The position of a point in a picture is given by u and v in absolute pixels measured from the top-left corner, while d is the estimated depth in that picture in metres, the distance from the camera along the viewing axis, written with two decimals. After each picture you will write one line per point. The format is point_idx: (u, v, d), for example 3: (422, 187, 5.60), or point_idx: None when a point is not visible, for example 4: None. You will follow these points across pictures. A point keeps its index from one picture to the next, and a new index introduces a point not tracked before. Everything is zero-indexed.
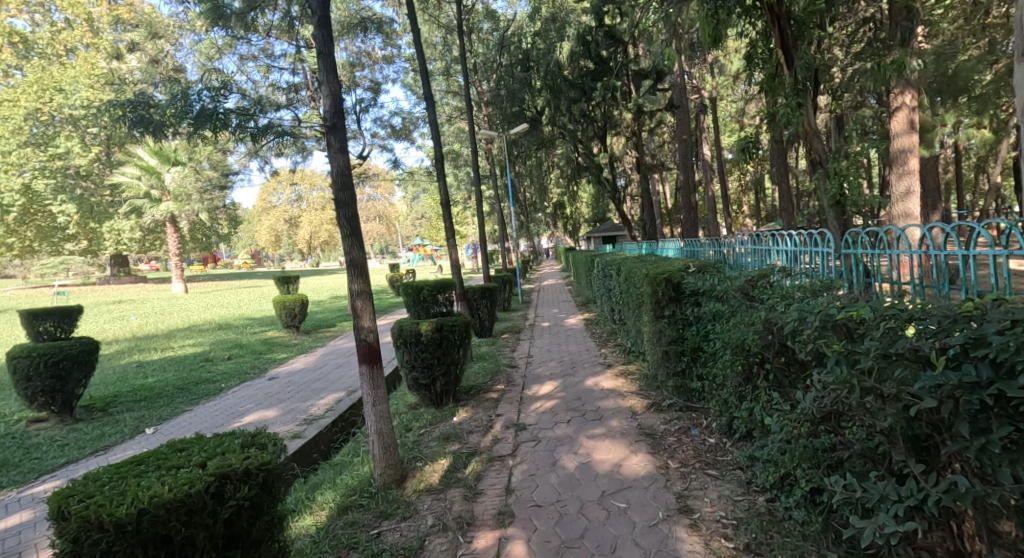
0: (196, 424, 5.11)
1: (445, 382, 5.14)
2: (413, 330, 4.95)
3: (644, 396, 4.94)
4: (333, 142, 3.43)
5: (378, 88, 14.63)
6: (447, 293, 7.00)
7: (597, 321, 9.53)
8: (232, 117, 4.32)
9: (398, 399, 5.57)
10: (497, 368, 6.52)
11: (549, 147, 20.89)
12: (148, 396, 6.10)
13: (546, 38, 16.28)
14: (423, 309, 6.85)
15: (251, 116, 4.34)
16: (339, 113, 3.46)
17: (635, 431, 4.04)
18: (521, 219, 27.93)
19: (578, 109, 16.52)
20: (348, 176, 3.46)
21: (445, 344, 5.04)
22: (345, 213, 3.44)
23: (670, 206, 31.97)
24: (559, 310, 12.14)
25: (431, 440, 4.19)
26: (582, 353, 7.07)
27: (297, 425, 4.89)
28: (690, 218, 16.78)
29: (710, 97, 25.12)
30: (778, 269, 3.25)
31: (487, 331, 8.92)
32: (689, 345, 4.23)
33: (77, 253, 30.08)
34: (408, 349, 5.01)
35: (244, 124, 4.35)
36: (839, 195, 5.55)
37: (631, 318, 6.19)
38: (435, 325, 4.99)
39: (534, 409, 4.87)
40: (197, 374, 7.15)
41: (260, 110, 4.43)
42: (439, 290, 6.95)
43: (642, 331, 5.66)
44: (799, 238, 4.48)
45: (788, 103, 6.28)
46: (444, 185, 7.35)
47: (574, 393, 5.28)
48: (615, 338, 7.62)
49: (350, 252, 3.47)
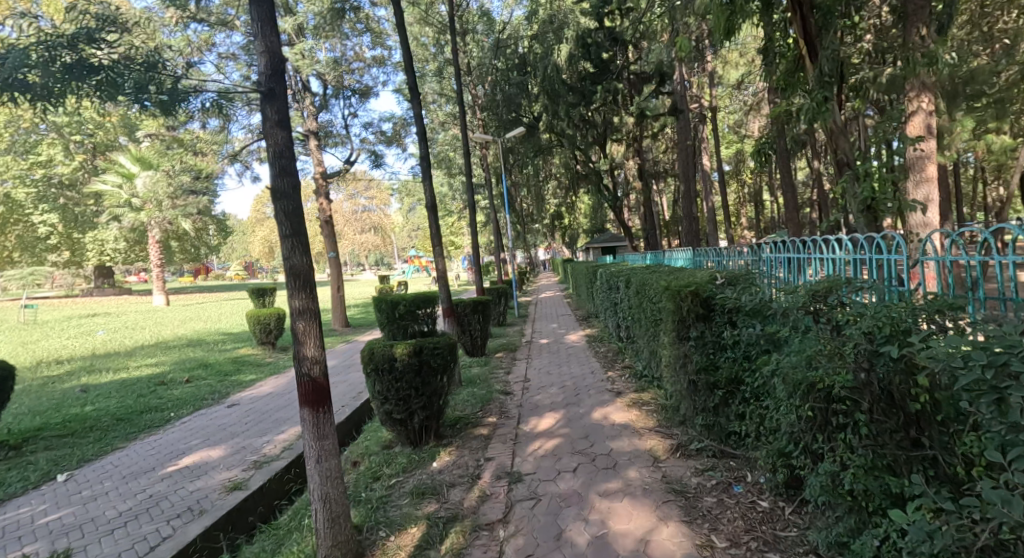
0: (123, 469, 4.14)
1: (425, 416, 4.28)
2: (386, 354, 4.13)
3: (666, 435, 4.09)
4: (269, 113, 2.59)
5: (366, 90, 14.01)
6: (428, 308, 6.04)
7: (601, 338, 8.64)
8: (128, 75, 2.77)
9: (370, 435, 4.67)
10: (489, 395, 5.64)
11: (545, 156, 20.31)
12: (77, 430, 5.14)
13: (542, 41, 15.20)
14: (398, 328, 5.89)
15: (158, 67, 2.82)
16: (278, 76, 2.60)
17: (661, 487, 3.18)
18: (517, 229, 27.31)
19: (577, 113, 15.90)
20: (288, 158, 2.63)
21: (425, 371, 4.23)
22: (285, 206, 2.59)
23: (668, 217, 31.52)
24: (559, 324, 11.33)
25: (402, 497, 3.32)
26: (587, 376, 6.20)
27: (242, 471, 3.98)
28: (691, 229, 16.21)
29: (710, 107, 24.80)
30: (845, 283, 2.42)
31: (479, 350, 8.05)
32: (724, 376, 3.45)
33: (59, 265, 29.44)
34: (379, 377, 4.17)
35: (140, 86, 2.79)
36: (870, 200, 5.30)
37: (644, 338, 5.40)
38: (413, 348, 4.19)
39: (532, 451, 4.00)
40: (146, 399, 6.22)
41: (180, 69, 2.96)
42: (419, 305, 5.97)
43: (658, 353, 4.84)
44: (837, 246, 3.66)
45: (812, 98, 5.62)
46: (430, 187, 6.46)
47: (581, 428, 4.41)
48: (624, 360, 6.79)
49: (290, 256, 2.62)
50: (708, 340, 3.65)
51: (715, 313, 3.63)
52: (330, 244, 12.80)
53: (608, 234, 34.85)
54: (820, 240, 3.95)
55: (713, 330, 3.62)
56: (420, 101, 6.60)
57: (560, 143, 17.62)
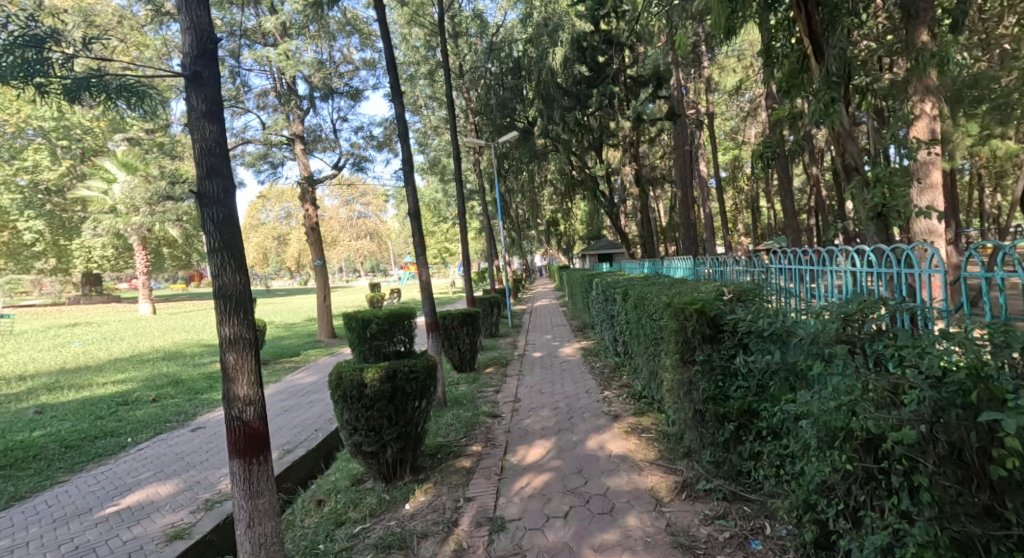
0: (55, 512, 3.67)
1: (399, 447, 3.82)
2: (354, 380, 3.68)
3: (670, 471, 3.64)
4: (194, 101, 2.16)
5: (355, 94, 13.66)
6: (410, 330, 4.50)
7: (597, 352, 8.20)
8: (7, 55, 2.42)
9: (340, 468, 4.21)
10: (474, 419, 5.19)
11: (540, 162, 19.98)
12: (18, 460, 4.66)
13: (538, 44, 14.83)
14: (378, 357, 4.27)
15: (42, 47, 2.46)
16: (207, 58, 2.18)
17: (666, 541, 2.73)
18: (512, 235, 26.93)
19: (572, 117, 15.50)
20: (218, 156, 2.20)
21: (398, 398, 3.79)
22: (212, 212, 2.17)
23: (665, 224, 31.27)
24: (553, 336, 10.90)
25: (366, 552, 2.86)
26: (582, 396, 5.76)
27: (190, 514, 3.51)
28: (689, 236, 15.87)
29: (706, 113, 24.61)
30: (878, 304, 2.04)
31: (467, 365, 7.60)
32: (736, 407, 3.01)
33: (46, 271, 28.96)
34: (348, 406, 3.72)
35: (22, 68, 2.43)
36: (882, 206, 4.89)
37: (643, 356, 4.97)
38: (385, 373, 3.74)
39: (519, 490, 3.55)
40: (103, 423, 5.72)
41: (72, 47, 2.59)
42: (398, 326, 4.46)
43: (659, 375, 4.40)
44: (842, 258, 3.30)
45: (819, 99, 5.21)
46: (412, 192, 6.02)
47: (574, 461, 3.96)
48: (621, 377, 6.35)
49: (219, 275, 2.18)
50: (715, 364, 3.23)
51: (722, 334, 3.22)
52: (316, 252, 12.32)
53: (605, 240, 34.37)
54: (821, 251, 3.58)
55: (720, 352, 3.22)
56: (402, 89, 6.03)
57: (555, 149, 17.31)
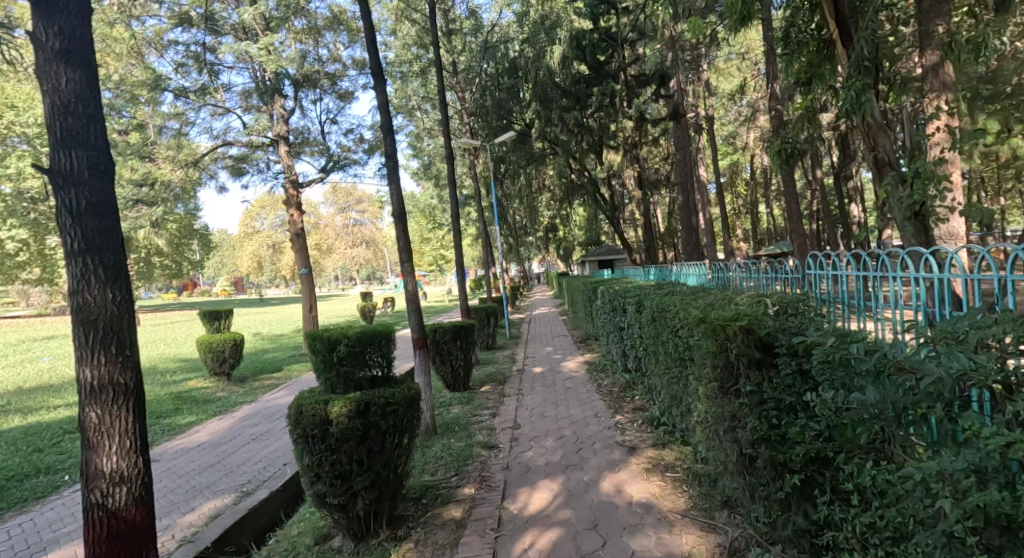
0: None
1: (372, 498, 3.09)
2: (317, 414, 2.98)
3: (707, 530, 2.95)
4: (44, 62, 2.09)
5: (344, 94, 13.05)
6: (385, 349, 3.48)
7: (603, 367, 7.50)
8: None
9: (305, 520, 3.49)
10: (468, 451, 4.49)
11: (537, 166, 19.41)
12: None
13: (535, 42, 14.30)
14: (345, 381, 3.29)
15: None
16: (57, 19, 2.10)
17: None
18: (509, 241, 26.28)
19: (571, 118, 14.89)
20: (69, 123, 2.10)
21: (370, 436, 3.06)
22: (72, 203, 2.08)
23: (665, 230, 30.67)
24: (555, 348, 10.19)
25: None
26: (590, 423, 5.07)
27: None
28: (692, 241, 15.23)
29: (707, 116, 24.18)
30: None
31: (460, 384, 6.88)
32: (801, 454, 2.35)
33: (30, 281, 28.27)
34: (310, 447, 3.00)
35: None
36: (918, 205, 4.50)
37: (664, 378, 4.30)
38: (356, 406, 3.03)
39: (521, 554, 2.85)
40: (40, 456, 5.00)
41: None
42: (373, 344, 3.43)
43: (686, 401, 3.74)
44: (858, 263, 3.08)
45: (849, 90, 4.53)
46: (396, 190, 5.33)
47: (586, 511, 3.27)
48: (632, 398, 5.67)
49: (81, 291, 2.08)
50: (766, 396, 2.59)
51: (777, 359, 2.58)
52: (301, 259, 11.61)
53: (605, 246, 33.74)
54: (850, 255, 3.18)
55: (774, 384, 2.56)
56: (383, 78, 5.36)
57: (554, 151, 16.69)
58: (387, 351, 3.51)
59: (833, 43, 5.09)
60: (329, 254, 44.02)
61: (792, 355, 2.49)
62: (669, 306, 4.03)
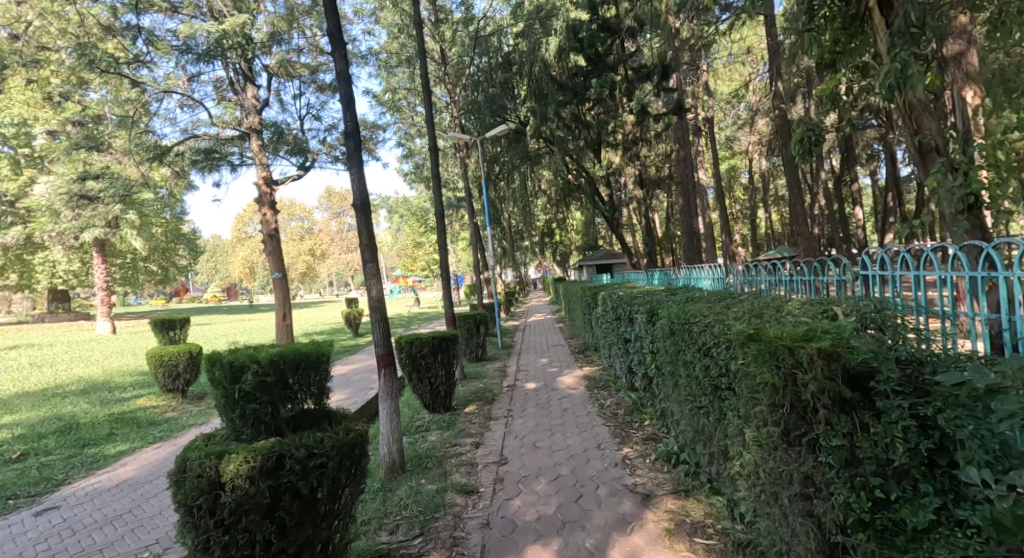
0: None
1: None
2: (204, 475, 2.06)
3: None
4: None
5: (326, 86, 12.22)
6: (312, 374, 2.54)
7: (605, 385, 6.58)
8: None
9: None
10: (439, 499, 3.56)
11: (532, 166, 18.58)
12: None
13: (530, 34, 13.61)
14: (257, 421, 2.37)
15: None
16: None
17: None
18: (504, 247, 25.41)
19: (567, 113, 13.86)
20: None
21: (284, 499, 2.16)
22: None
23: (663, 235, 29.94)
24: (550, 360, 9.26)
25: None
26: (592, 458, 4.16)
27: None
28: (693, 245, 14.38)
29: (707, 118, 23.57)
30: None
31: (441, 405, 5.95)
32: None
33: (8, 288, 27.16)
34: (196, 520, 2.09)
35: None
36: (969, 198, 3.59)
37: (688, 407, 3.41)
38: (263, 460, 2.10)
39: None
40: None
41: None
42: (296, 367, 2.50)
43: (721, 442, 2.86)
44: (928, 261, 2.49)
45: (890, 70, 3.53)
46: (359, 176, 4.43)
47: None
48: (642, 425, 4.77)
49: None
50: (859, 453, 1.76)
51: (875, 396, 1.75)
52: (275, 263, 10.71)
53: (603, 251, 33.05)
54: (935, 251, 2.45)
55: (875, 435, 1.71)
56: (343, 42, 4.48)
57: (549, 151, 15.88)
58: (316, 377, 2.58)
59: (868, 10, 4.10)
60: (322, 260, 43.09)
61: (901, 392, 1.68)
62: (692, 315, 3.15)
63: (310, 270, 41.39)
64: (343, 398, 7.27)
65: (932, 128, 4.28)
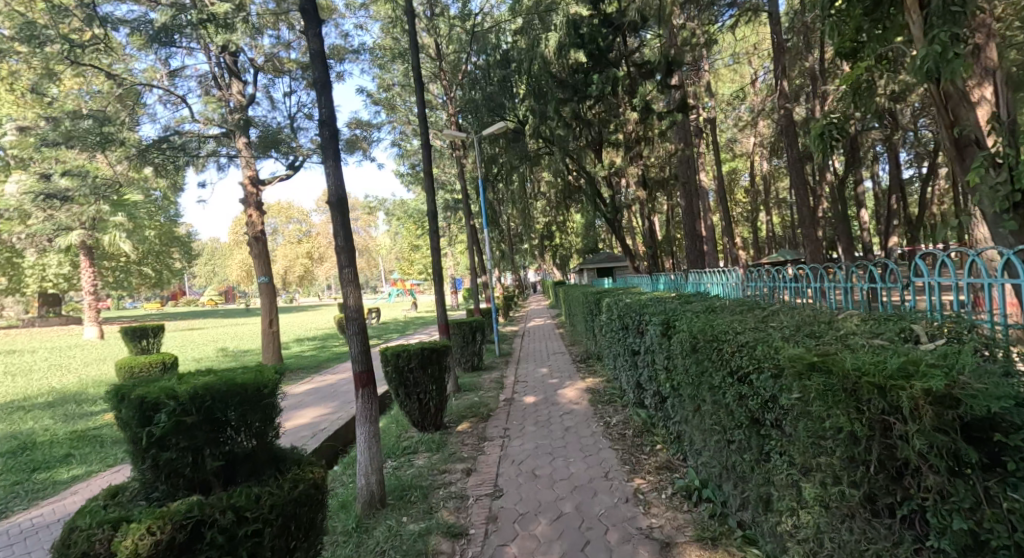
0: None
1: None
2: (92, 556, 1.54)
3: None
4: None
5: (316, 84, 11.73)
6: (253, 410, 2.03)
7: (610, 399, 6.08)
8: None
9: None
10: (421, 546, 3.03)
11: (531, 168, 18.11)
12: None
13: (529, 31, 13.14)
14: (176, 474, 1.87)
15: None
16: None
17: None
18: (503, 250, 24.92)
19: (567, 111, 13.24)
20: None
21: None
22: None
23: (665, 238, 29.48)
24: (551, 369, 8.75)
25: None
26: (599, 490, 3.64)
27: None
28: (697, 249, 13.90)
29: (709, 119, 23.15)
30: None
31: (431, 423, 5.43)
32: None
33: None
34: None
35: None
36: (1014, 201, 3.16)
37: (713, 439, 2.89)
38: (172, 531, 1.59)
39: None
40: None
41: None
42: (233, 402, 1.98)
43: (761, 488, 2.32)
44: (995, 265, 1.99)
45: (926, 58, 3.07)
46: (335, 170, 3.92)
47: None
48: (655, 449, 4.25)
49: None
50: (989, 539, 1.25)
51: (1010, 460, 1.24)
52: (261, 267, 10.22)
53: (604, 253, 32.59)
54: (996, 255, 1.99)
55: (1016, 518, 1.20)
56: (317, 18, 3.96)
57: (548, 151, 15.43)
58: (260, 414, 2.07)
59: None
60: (319, 262, 42.59)
61: None
62: (722, 331, 2.63)
63: (308, 273, 41.02)
64: (311, 418, 6.56)
65: (971, 119, 3.73)
